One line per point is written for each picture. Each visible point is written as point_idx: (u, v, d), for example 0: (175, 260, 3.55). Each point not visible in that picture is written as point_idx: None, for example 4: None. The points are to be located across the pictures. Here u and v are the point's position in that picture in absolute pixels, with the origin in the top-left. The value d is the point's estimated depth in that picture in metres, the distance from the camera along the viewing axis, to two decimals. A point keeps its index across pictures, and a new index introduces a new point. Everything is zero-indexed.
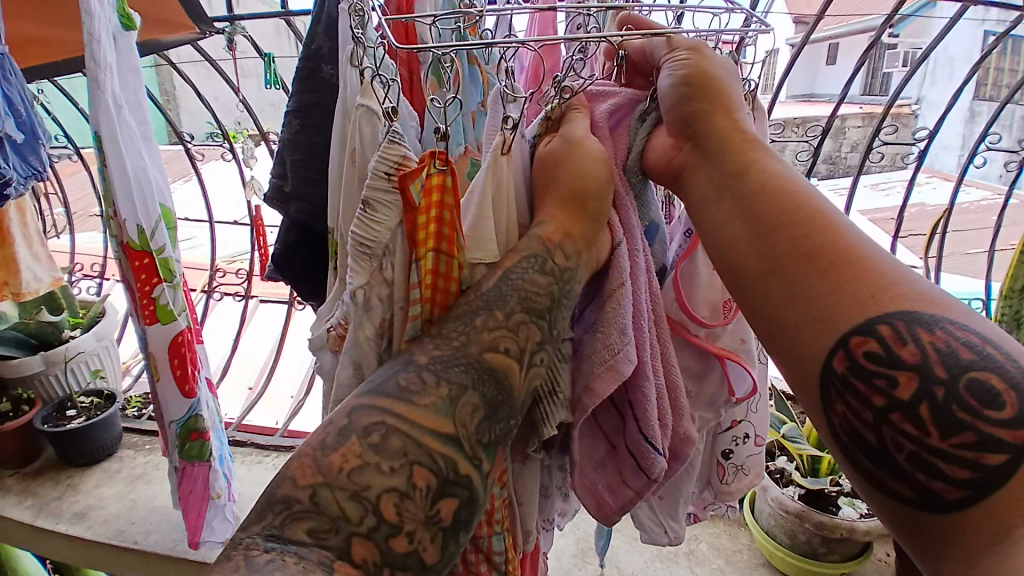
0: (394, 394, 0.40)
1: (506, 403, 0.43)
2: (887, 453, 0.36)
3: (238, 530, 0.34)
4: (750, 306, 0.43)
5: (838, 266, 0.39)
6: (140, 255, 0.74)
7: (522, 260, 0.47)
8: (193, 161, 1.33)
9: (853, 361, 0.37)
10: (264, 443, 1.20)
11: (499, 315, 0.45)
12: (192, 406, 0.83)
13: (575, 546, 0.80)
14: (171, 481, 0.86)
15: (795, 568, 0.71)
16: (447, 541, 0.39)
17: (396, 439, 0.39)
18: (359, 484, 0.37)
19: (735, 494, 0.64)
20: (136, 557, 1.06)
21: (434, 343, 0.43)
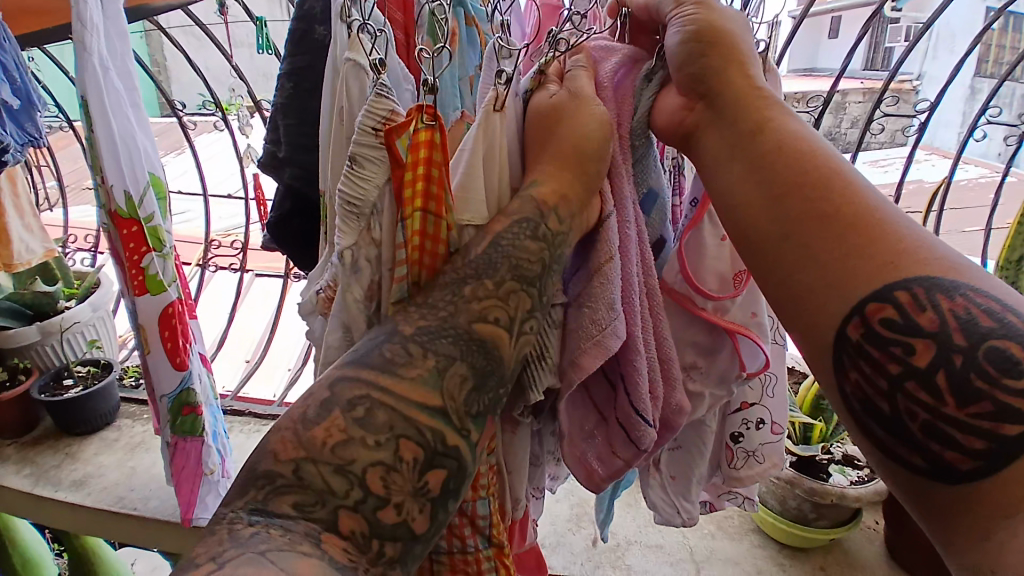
0: (378, 366, 0.40)
1: (495, 372, 0.43)
2: (901, 422, 0.36)
3: (222, 505, 0.36)
4: (762, 273, 0.43)
5: (854, 230, 0.39)
6: (128, 223, 0.73)
7: (513, 225, 0.46)
8: (187, 132, 1.30)
9: (869, 327, 0.37)
10: (263, 413, 1.21)
11: (488, 284, 0.45)
12: (184, 379, 0.81)
13: (569, 511, 0.81)
14: (165, 455, 0.85)
15: (784, 532, 0.73)
16: (436, 510, 0.39)
17: (381, 413, 0.39)
18: (344, 458, 0.38)
19: (746, 480, 0.61)
20: (136, 523, 1.08)
21: (419, 311, 0.44)
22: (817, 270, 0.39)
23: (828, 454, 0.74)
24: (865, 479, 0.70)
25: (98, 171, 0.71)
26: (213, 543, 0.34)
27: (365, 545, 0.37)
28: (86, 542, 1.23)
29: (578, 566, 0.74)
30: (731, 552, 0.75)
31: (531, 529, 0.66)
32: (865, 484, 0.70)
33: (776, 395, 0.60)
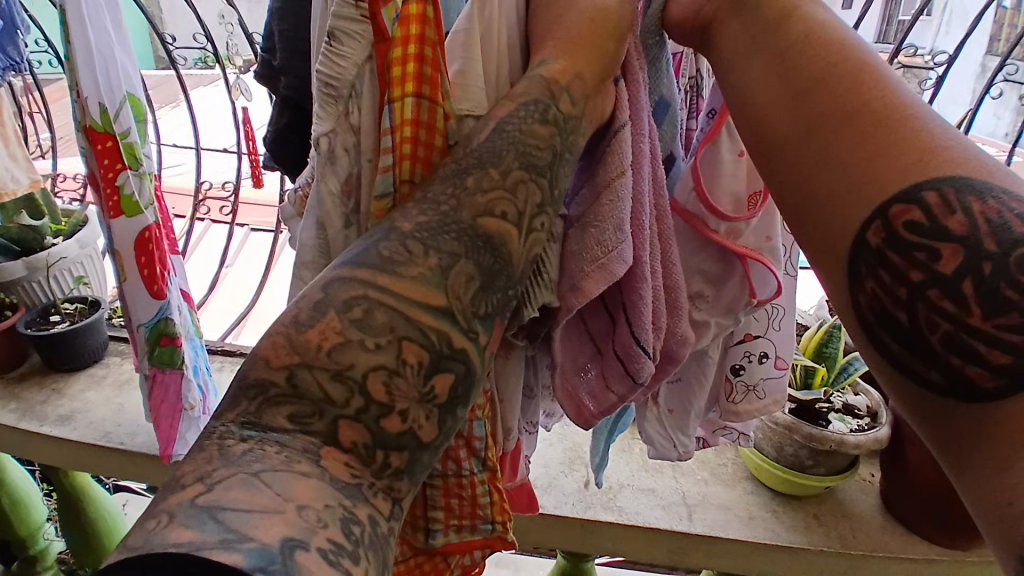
0: (375, 265, 0.36)
1: (503, 272, 0.41)
2: (920, 334, 0.36)
3: (213, 419, 0.33)
4: (785, 178, 0.43)
5: (881, 127, 0.39)
6: (103, 137, 0.69)
7: (518, 110, 0.45)
8: (182, 82, 1.18)
9: (891, 230, 0.37)
10: (233, 351, 1.13)
11: (494, 174, 0.42)
12: (161, 309, 0.78)
13: (562, 455, 0.81)
14: (143, 390, 0.83)
15: (779, 477, 0.72)
16: (443, 416, 0.36)
17: (380, 314, 0.35)
18: (342, 363, 0.34)
19: (744, 415, 0.63)
20: (124, 458, 1.06)
21: (418, 208, 0.40)
22: (837, 171, 0.40)
23: (828, 402, 0.74)
24: (865, 428, 0.69)
25: (73, 83, 0.67)
26: (201, 461, 0.30)
27: (370, 455, 0.34)
28: (76, 481, 1.19)
29: (568, 505, 0.73)
30: (723, 497, 0.75)
31: (522, 464, 0.64)
32: (864, 432, 0.69)
33: (781, 330, 0.62)
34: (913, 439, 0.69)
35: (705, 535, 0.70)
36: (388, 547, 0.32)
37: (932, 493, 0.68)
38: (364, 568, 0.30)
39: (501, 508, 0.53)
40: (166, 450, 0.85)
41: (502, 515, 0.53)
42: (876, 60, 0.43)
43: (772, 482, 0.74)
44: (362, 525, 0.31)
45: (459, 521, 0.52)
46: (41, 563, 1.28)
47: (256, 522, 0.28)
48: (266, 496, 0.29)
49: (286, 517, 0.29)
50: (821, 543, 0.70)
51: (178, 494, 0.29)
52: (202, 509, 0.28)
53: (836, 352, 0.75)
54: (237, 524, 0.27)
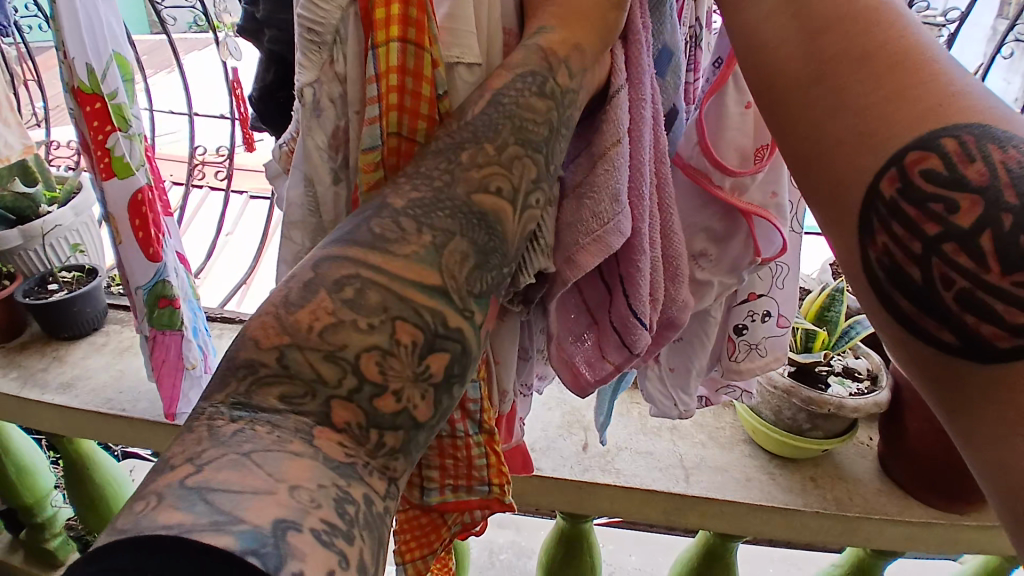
0: (366, 242, 0.35)
1: (498, 250, 0.39)
2: (934, 292, 0.36)
3: (201, 400, 0.31)
4: (796, 122, 0.41)
5: (896, 69, 0.38)
6: (91, 99, 0.67)
7: (516, 80, 0.43)
8: (174, 48, 1.15)
9: (906, 178, 0.37)
10: (233, 317, 1.13)
11: (489, 149, 0.41)
12: (158, 271, 0.78)
13: (560, 419, 0.81)
14: (143, 350, 0.82)
15: (777, 441, 0.73)
16: (439, 395, 0.35)
17: (374, 294, 0.33)
18: (334, 344, 0.32)
19: (746, 373, 0.63)
20: (125, 424, 1.06)
21: (411, 183, 0.38)
22: (852, 115, 0.39)
23: (828, 366, 0.74)
24: (865, 392, 0.69)
25: (58, 43, 0.64)
26: (190, 443, 0.29)
27: (363, 436, 0.32)
28: (80, 449, 1.20)
29: (566, 468, 0.74)
30: (720, 461, 0.75)
31: (518, 426, 0.64)
32: (864, 395, 0.69)
33: (786, 288, 0.61)
34: (913, 405, 0.68)
35: (701, 496, 0.71)
36: (387, 522, 0.31)
37: (929, 459, 0.68)
38: (359, 549, 0.29)
39: (496, 474, 0.52)
40: (171, 410, 0.85)
41: (499, 478, 0.52)
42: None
43: (772, 446, 0.74)
44: (356, 505, 0.30)
45: (455, 482, 0.52)
46: (49, 529, 1.30)
47: (247, 504, 0.27)
48: (257, 477, 0.28)
49: (278, 498, 0.27)
50: (817, 504, 0.70)
51: (167, 475, 0.28)
52: (191, 490, 0.27)
53: (837, 316, 0.74)
54: (227, 506, 0.26)
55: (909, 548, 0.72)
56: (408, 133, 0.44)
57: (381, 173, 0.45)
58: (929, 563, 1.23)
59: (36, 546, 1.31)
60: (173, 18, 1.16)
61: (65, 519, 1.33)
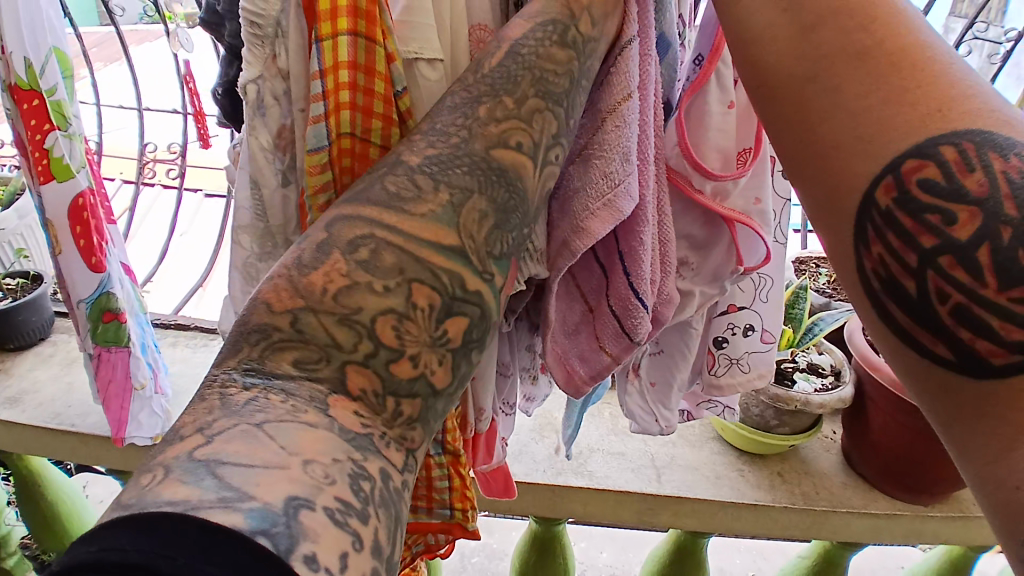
0: (380, 202, 0.35)
1: (518, 209, 0.39)
2: (929, 304, 0.36)
3: (213, 366, 0.31)
4: (788, 118, 0.42)
5: (901, 68, 0.38)
6: (28, 96, 0.64)
7: (535, 28, 0.43)
8: (122, 41, 1.09)
9: (903, 187, 0.37)
10: (187, 325, 1.08)
11: (507, 102, 0.41)
12: (102, 282, 0.73)
13: (533, 422, 0.81)
14: (88, 368, 0.78)
15: (744, 438, 0.74)
16: (457, 360, 0.35)
17: (389, 255, 0.34)
18: (349, 307, 0.32)
19: (726, 388, 0.63)
20: (76, 440, 1.01)
21: (426, 140, 0.39)
22: (858, 101, 0.39)
23: (793, 362, 0.75)
24: (829, 389, 0.71)
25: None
26: (202, 412, 0.28)
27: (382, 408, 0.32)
28: (29, 465, 1.14)
29: (539, 472, 0.73)
30: (690, 458, 0.76)
31: (498, 446, 0.63)
32: (828, 391, 0.71)
33: (769, 303, 0.62)
34: (876, 403, 0.70)
35: (672, 495, 0.71)
36: (404, 498, 0.30)
37: (893, 451, 0.70)
38: (373, 529, 0.28)
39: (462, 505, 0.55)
40: (118, 433, 0.80)
41: (461, 504, 0.55)
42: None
43: (740, 443, 0.75)
44: (372, 481, 0.29)
45: (421, 501, 0.56)
46: (3, 548, 1.23)
47: (258, 479, 0.26)
48: (269, 451, 0.27)
49: (291, 473, 0.27)
50: (785, 499, 0.72)
51: (176, 447, 0.27)
52: (201, 464, 0.26)
53: (802, 313, 0.76)
54: (236, 481, 0.26)
55: (873, 539, 0.74)
56: (362, 133, 0.44)
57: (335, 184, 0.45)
58: (892, 551, 1.27)
59: None
60: (122, 9, 1.09)
61: (20, 538, 1.27)
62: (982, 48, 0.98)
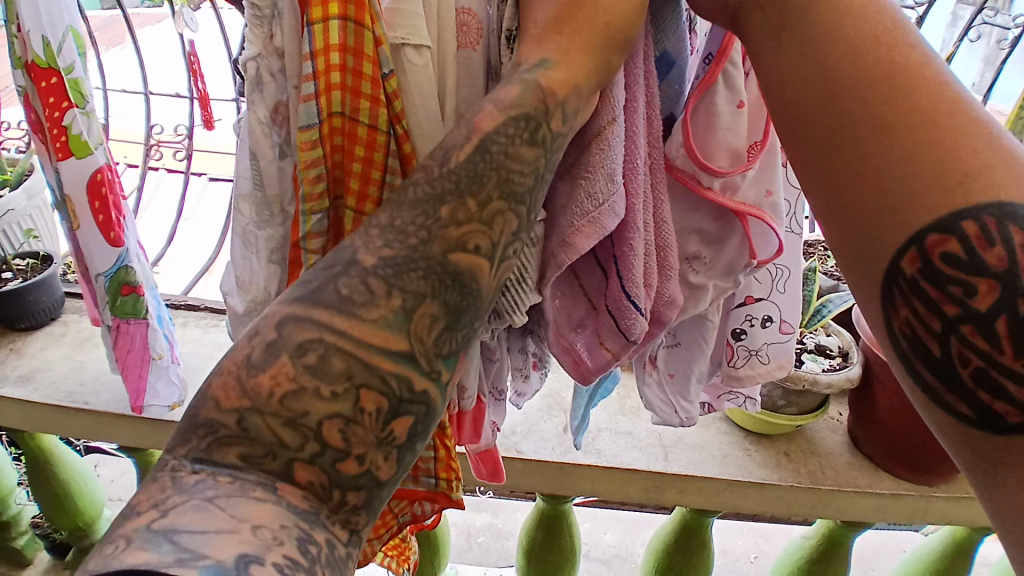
0: (332, 306, 0.35)
1: (472, 308, 0.38)
2: (952, 367, 0.40)
3: (164, 450, 0.33)
4: (818, 185, 0.45)
5: (925, 142, 0.40)
6: (46, 74, 0.64)
7: (507, 122, 0.41)
8: (128, 22, 1.09)
9: (927, 259, 0.40)
10: (196, 305, 1.09)
11: (471, 205, 0.39)
12: (119, 257, 0.73)
13: (540, 401, 0.81)
14: (106, 340, 0.78)
15: (751, 417, 0.75)
16: (401, 454, 0.36)
17: (338, 360, 0.34)
18: (295, 410, 0.33)
19: (745, 380, 0.64)
20: (88, 418, 1.02)
21: (383, 237, 0.37)
22: (884, 175, 0.41)
23: (801, 343, 0.76)
24: (836, 369, 0.71)
25: (14, 15, 0.61)
26: (154, 491, 0.31)
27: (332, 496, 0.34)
28: (40, 444, 1.16)
29: (547, 450, 0.74)
30: (697, 437, 0.77)
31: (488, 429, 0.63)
32: (836, 372, 0.71)
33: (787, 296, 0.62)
34: (883, 382, 0.70)
35: (680, 473, 0.72)
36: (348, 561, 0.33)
37: (898, 430, 0.70)
38: None
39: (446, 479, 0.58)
40: (136, 403, 0.82)
41: (446, 472, 0.58)
42: (928, 53, 0.43)
43: (747, 423, 0.76)
44: (320, 544, 0.32)
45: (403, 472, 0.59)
46: (15, 527, 1.26)
47: (211, 542, 0.29)
48: (221, 518, 0.30)
49: (241, 536, 0.30)
50: (791, 478, 0.72)
51: (134, 520, 0.30)
52: (158, 533, 0.29)
53: (810, 294, 0.75)
54: (192, 545, 0.29)
55: (874, 518, 0.74)
56: (350, 112, 0.46)
57: (325, 201, 0.48)
58: (895, 534, 1.28)
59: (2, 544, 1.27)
60: None
61: (31, 517, 1.29)
62: (990, 35, 0.95)
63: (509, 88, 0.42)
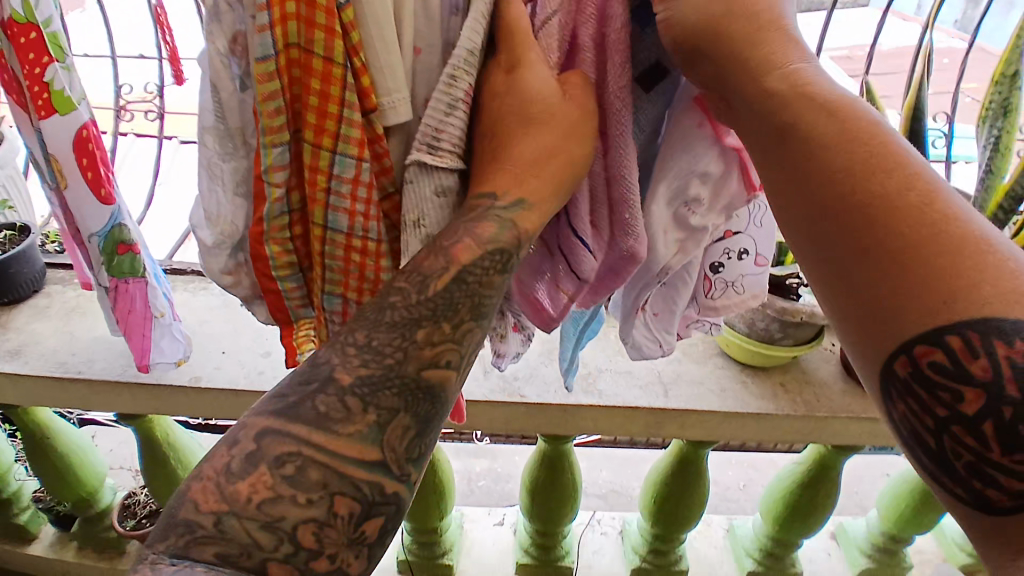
0: (311, 423, 0.41)
1: (438, 416, 0.46)
2: (947, 458, 0.42)
3: (146, 546, 0.37)
4: (818, 287, 0.47)
5: (903, 254, 0.41)
6: (25, 28, 0.60)
7: (484, 257, 0.49)
8: None
9: (916, 365, 0.42)
10: (183, 270, 1.07)
11: (445, 328, 0.48)
12: (113, 214, 0.70)
13: (539, 346, 0.82)
14: (107, 302, 0.76)
15: (749, 352, 0.76)
16: (373, 552, 0.42)
17: (314, 471, 0.40)
18: (272, 515, 0.38)
19: (722, 310, 0.65)
20: (83, 388, 1.01)
21: (361, 358, 0.45)
22: (869, 287, 0.43)
23: (799, 277, 0.76)
24: None
25: None
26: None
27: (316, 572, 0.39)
28: (34, 420, 1.15)
29: (550, 394, 0.75)
30: (696, 373, 0.78)
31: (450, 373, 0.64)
32: None
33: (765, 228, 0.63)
34: None
35: (681, 409, 0.74)
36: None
37: None
38: None
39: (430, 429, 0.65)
40: (142, 361, 0.80)
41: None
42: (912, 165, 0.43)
43: (745, 359, 0.77)
44: None
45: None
46: (16, 504, 1.26)
47: None
48: None
49: None
50: (787, 407, 0.74)
51: None
52: None
53: None
54: None
55: (863, 442, 0.78)
56: (305, 42, 0.46)
57: (287, 133, 0.49)
58: (877, 458, 1.36)
59: (4, 522, 1.28)
60: None
61: (32, 493, 1.30)
62: None
63: (485, 225, 0.50)
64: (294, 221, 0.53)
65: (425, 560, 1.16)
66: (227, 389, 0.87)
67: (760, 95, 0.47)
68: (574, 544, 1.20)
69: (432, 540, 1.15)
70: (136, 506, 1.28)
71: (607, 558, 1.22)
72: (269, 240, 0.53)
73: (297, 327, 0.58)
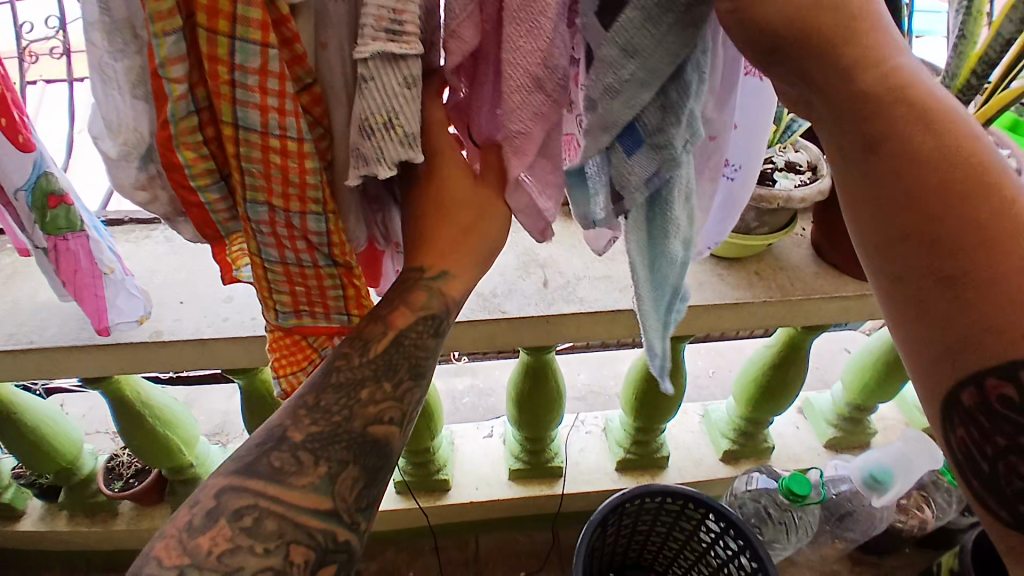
0: (264, 477, 0.43)
1: (386, 468, 0.48)
2: (1001, 486, 0.44)
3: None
4: (892, 311, 0.44)
5: (983, 285, 0.39)
6: None
7: (415, 323, 0.52)
8: None
9: (985, 398, 0.42)
10: (124, 221, 0.99)
11: (386, 386, 0.50)
12: (36, 162, 0.62)
13: (516, 261, 0.80)
14: (49, 263, 0.70)
15: (726, 245, 0.76)
16: None
17: (269, 521, 0.42)
18: (230, 565, 0.39)
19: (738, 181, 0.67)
20: (38, 357, 0.95)
21: (310, 416, 0.47)
22: (948, 318, 0.41)
23: (772, 164, 0.76)
24: (808, 183, 0.72)
25: None
26: None
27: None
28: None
29: (531, 306, 0.74)
30: None
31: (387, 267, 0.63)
32: (807, 187, 0.72)
33: (742, 125, 0.57)
34: None
35: None
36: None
37: None
38: None
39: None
40: (101, 323, 0.75)
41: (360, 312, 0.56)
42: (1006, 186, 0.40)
43: (723, 253, 0.78)
44: None
45: (312, 310, 0.56)
46: None
47: None
48: None
49: None
50: (763, 294, 0.76)
51: None
52: None
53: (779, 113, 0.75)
54: None
55: (834, 320, 0.81)
56: None
57: (179, 18, 0.42)
58: (838, 334, 1.45)
59: None
60: None
61: (11, 470, 1.28)
62: None
63: (418, 293, 0.53)
64: (207, 123, 0.46)
65: (421, 478, 1.20)
66: (193, 341, 0.83)
67: (858, 88, 0.41)
68: (561, 446, 1.25)
69: (426, 459, 1.18)
70: (122, 467, 1.29)
71: (594, 454, 1.28)
72: (180, 145, 0.46)
73: (229, 242, 0.54)
